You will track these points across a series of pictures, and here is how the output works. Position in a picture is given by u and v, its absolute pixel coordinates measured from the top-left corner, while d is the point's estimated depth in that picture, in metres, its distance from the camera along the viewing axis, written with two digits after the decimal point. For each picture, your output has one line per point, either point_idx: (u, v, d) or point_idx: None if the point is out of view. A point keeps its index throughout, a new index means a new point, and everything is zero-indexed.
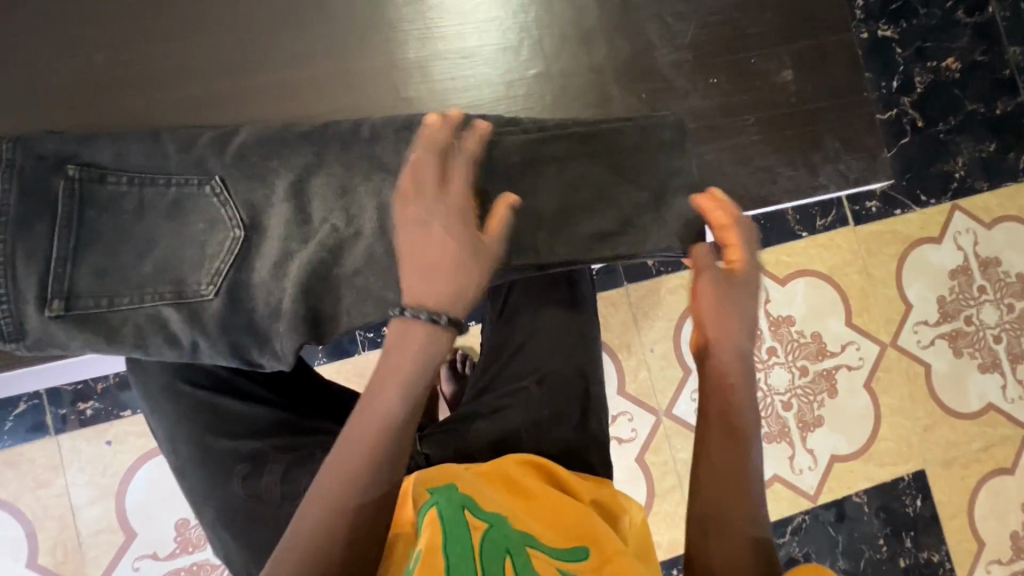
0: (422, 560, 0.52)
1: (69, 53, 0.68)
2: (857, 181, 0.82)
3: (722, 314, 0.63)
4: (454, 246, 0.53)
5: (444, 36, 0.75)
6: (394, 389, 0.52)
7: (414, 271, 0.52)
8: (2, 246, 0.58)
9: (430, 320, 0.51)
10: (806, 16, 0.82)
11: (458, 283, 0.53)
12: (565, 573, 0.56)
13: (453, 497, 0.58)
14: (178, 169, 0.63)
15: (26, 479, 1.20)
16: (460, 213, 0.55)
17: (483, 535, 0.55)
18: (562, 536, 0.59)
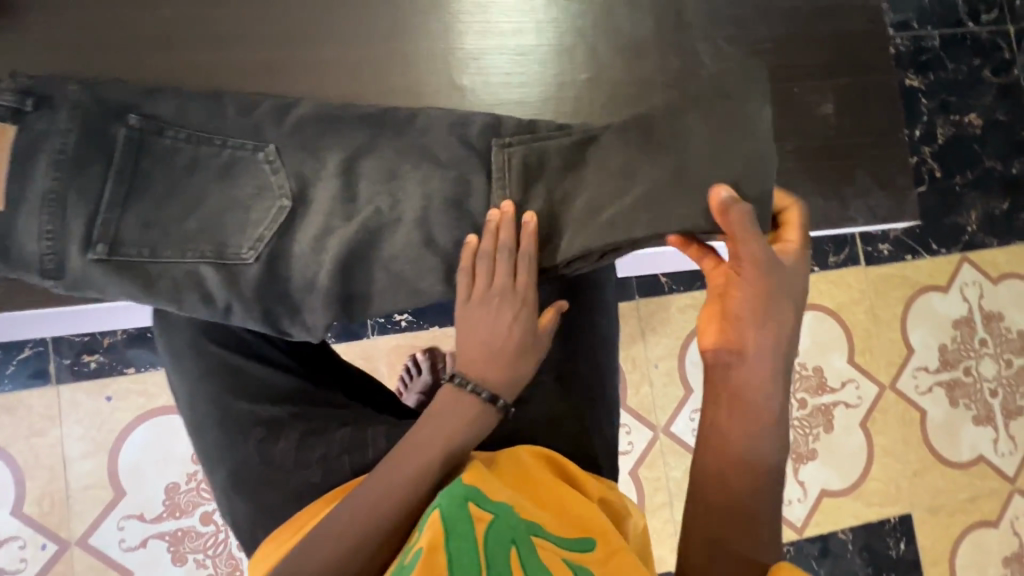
0: (423, 558, 0.50)
1: (139, 6, 0.69)
2: (885, 219, 0.84)
3: (769, 312, 0.61)
4: (504, 334, 0.62)
5: (503, 32, 0.77)
6: (437, 448, 0.60)
7: (470, 350, 0.62)
8: (55, 184, 0.58)
9: (477, 394, 0.61)
10: (851, 55, 0.84)
11: (504, 367, 0.62)
12: (571, 563, 0.55)
13: (455, 495, 0.57)
14: (236, 133, 0.64)
15: (22, 426, 1.19)
16: (515, 307, 0.62)
17: (488, 527, 0.54)
18: (566, 529, 0.59)
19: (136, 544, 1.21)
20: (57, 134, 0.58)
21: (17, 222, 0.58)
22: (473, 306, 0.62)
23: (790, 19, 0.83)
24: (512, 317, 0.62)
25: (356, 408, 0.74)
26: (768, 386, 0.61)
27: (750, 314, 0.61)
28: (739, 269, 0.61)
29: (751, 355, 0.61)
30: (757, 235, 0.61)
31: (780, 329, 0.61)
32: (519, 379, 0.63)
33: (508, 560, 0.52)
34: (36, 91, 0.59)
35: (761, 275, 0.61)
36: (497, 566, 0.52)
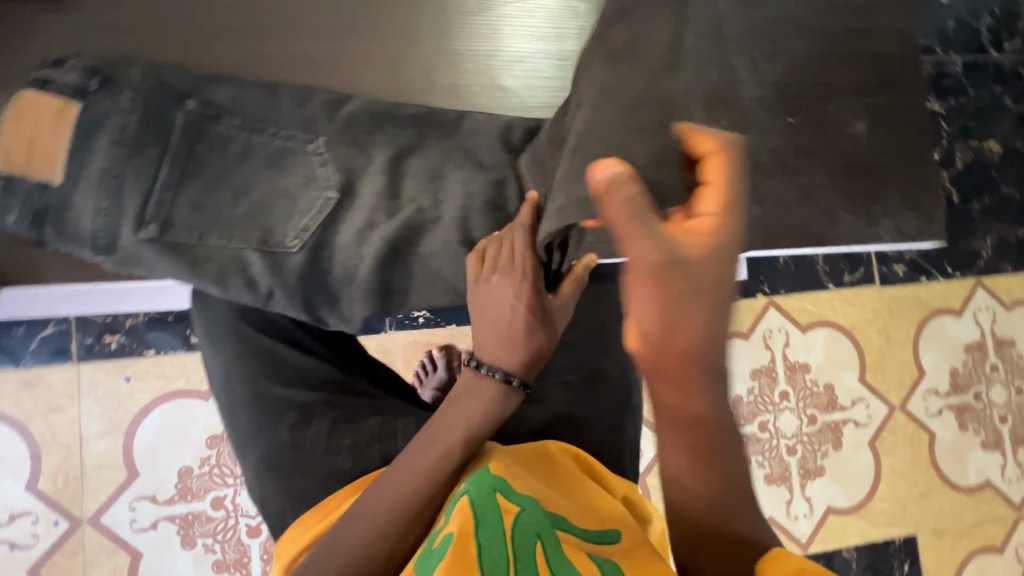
0: (453, 545, 0.52)
1: None
2: (911, 238, 0.85)
3: (690, 313, 0.50)
4: (509, 311, 0.60)
5: (547, 36, 0.79)
6: (456, 433, 0.61)
7: (483, 336, 0.62)
8: (114, 164, 0.60)
9: (503, 378, 0.61)
10: (884, 75, 0.86)
11: (519, 345, 0.61)
12: (594, 556, 0.56)
13: (485, 484, 0.58)
14: (288, 124, 0.66)
15: (42, 402, 1.20)
16: (519, 281, 0.60)
17: (516, 518, 0.55)
18: (591, 523, 0.60)
19: (146, 526, 1.21)
20: (118, 115, 0.60)
21: (74, 198, 0.59)
22: (478, 286, 0.62)
23: (826, 38, 0.85)
24: (518, 292, 0.60)
25: (386, 398, 0.75)
26: (705, 390, 0.52)
27: (665, 326, 0.50)
28: (635, 280, 0.50)
29: (681, 368, 0.51)
30: (641, 218, 0.49)
31: (709, 324, 0.50)
32: (535, 353, 0.61)
33: (533, 554, 0.53)
34: (101, 72, 0.61)
35: (664, 277, 0.49)
36: (524, 558, 0.52)
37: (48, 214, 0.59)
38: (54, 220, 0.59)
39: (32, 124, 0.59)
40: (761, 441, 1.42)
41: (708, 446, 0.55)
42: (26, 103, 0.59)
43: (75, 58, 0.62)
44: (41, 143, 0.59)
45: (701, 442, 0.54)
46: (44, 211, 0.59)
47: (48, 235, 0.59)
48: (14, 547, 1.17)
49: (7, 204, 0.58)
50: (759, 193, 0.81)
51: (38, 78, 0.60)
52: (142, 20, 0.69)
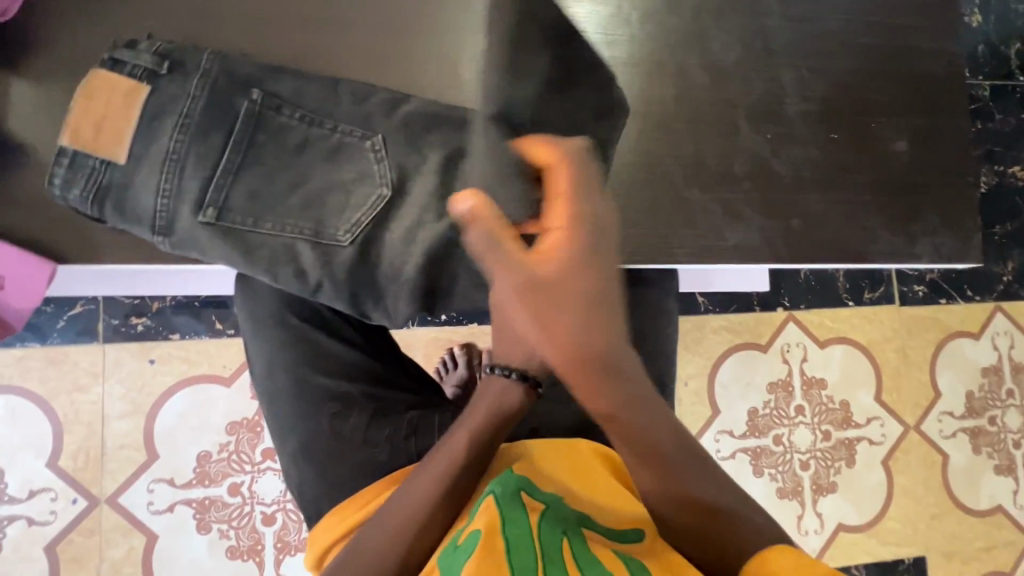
0: (482, 539, 0.51)
1: None
2: (948, 258, 0.85)
3: (579, 327, 0.46)
4: None
5: (598, 41, 0.79)
6: (462, 430, 0.62)
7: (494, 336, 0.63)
8: (178, 146, 0.60)
9: (501, 373, 0.61)
10: (927, 96, 0.86)
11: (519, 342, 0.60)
12: (619, 553, 0.56)
13: (507, 484, 0.59)
14: (347, 118, 0.67)
15: (66, 380, 1.17)
16: None
17: (540, 517, 0.56)
18: (615, 522, 0.60)
19: (163, 508, 1.18)
20: (187, 99, 0.61)
21: (136, 177, 0.60)
22: None
23: (872, 56, 0.85)
24: None
25: (422, 393, 0.76)
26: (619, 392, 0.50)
27: (556, 349, 0.47)
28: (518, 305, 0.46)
29: (586, 377, 0.48)
30: (498, 246, 0.46)
31: (604, 329, 0.47)
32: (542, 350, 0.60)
33: (561, 548, 0.53)
34: (170, 56, 0.62)
35: (535, 293, 0.46)
36: (552, 552, 0.52)
37: (109, 191, 0.60)
38: (115, 198, 0.60)
39: (102, 102, 0.60)
40: (775, 454, 1.43)
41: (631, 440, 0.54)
42: (97, 81, 0.60)
43: (146, 40, 0.63)
44: (108, 121, 0.60)
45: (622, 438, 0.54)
46: (106, 188, 0.60)
47: (108, 212, 0.60)
48: (32, 522, 1.14)
49: (71, 178, 0.59)
50: (800, 207, 0.82)
51: (109, 57, 0.61)
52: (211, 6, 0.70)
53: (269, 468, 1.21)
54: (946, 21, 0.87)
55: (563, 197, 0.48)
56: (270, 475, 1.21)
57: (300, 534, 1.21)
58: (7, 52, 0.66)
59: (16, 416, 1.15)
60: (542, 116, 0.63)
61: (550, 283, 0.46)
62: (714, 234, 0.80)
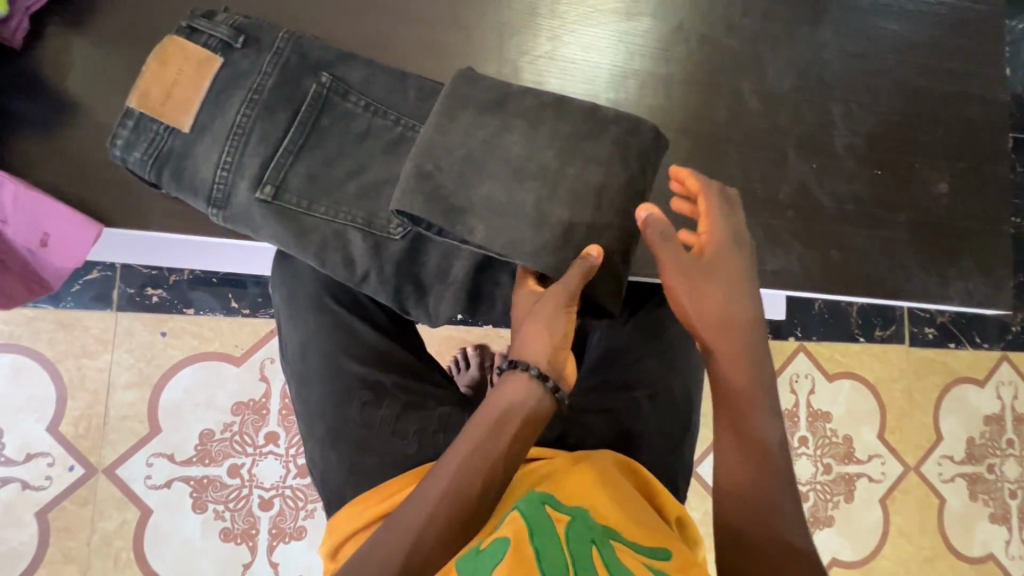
0: (512, 546, 0.49)
1: None
2: (978, 303, 0.86)
3: (729, 302, 0.61)
4: (530, 324, 0.59)
5: (657, 56, 0.80)
6: (471, 437, 0.56)
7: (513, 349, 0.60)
8: (245, 121, 0.64)
9: (510, 365, 0.58)
10: (967, 141, 0.87)
11: (530, 342, 0.58)
12: (651, 567, 0.53)
13: (532, 498, 0.56)
14: (411, 111, 0.69)
15: (75, 345, 1.14)
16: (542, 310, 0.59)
17: (568, 527, 0.54)
18: (644, 538, 0.57)
19: (160, 484, 1.15)
20: (258, 75, 0.64)
21: (197, 148, 0.63)
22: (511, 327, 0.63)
23: (918, 98, 0.86)
24: (536, 314, 0.59)
25: (452, 391, 0.75)
26: (750, 370, 0.60)
27: (701, 315, 0.61)
28: (675, 281, 0.60)
29: (722, 342, 0.60)
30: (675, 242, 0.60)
31: (746, 313, 0.61)
32: (555, 335, 0.58)
33: (592, 558, 0.51)
34: (246, 31, 0.65)
35: (694, 275, 0.60)
36: (583, 561, 0.50)
37: (170, 158, 0.62)
38: (174, 165, 0.62)
39: (174, 68, 0.62)
40: None
41: (745, 428, 0.60)
42: (171, 47, 0.62)
43: (223, 12, 0.66)
44: (177, 89, 0.62)
45: (735, 419, 0.60)
46: (167, 153, 0.62)
47: (166, 178, 0.63)
48: (26, 487, 1.11)
49: (135, 141, 0.62)
50: (837, 238, 0.82)
51: (187, 26, 0.63)
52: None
53: (271, 452, 1.17)
54: (991, 70, 0.88)
55: (716, 217, 0.62)
56: (271, 459, 1.18)
57: (297, 521, 1.17)
58: (75, 9, 0.66)
59: (21, 377, 1.12)
60: (599, 138, 0.67)
61: (706, 266, 0.61)
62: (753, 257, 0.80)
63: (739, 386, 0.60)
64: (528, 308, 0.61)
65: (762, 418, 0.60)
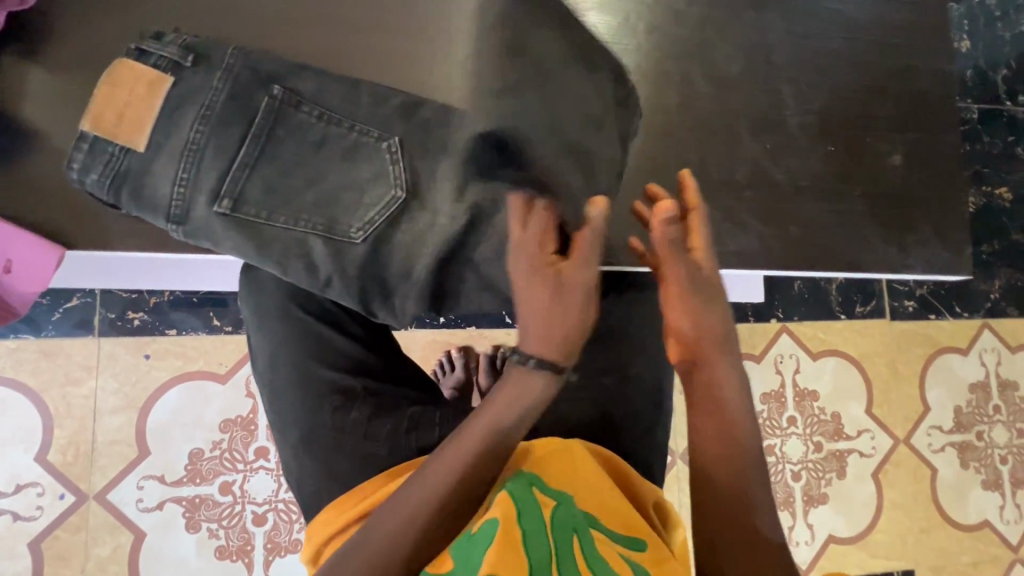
0: (499, 528, 0.51)
1: None
2: (939, 270, 0.87)
3: (719, 314, 0.62)
4: (557, 312, 0.56)
5: (605, 48, 0.82)
6: (486, 419, 0.56)
7: (538, 339, 0.56)
8: (199, 136, 0.65)
9: (540, 365, 0.56)
10: (918, 112, 0.89)
11: (561, 336, 0.56)
12: (626, 557, 0.55)
13: (522, 477, 0.58)
14: (364, 118, 0.70)
15: (59, 373, 1.14)
16: (567, 294, 0.56)
17: (553, 512, 0.55)
18: (621, 525, 0.58)
19: (153, 506, 1.15)
20: (209, 91, 0.65)
21: (154, 166, 0.64)
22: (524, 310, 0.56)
23: (867, 74, 0.88)
24: (561, 298, 0.56)
25: (422, 391, 0.77)
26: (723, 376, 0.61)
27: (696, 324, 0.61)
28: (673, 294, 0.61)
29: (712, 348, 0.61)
30: (678, 256, 0.61)
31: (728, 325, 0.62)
32: (582, 323, 0.57)
33: (571, 546, 0.52)
34: (196, 49, 0.66)
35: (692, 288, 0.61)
36: (564, 549, 0.52)
37: (127, 178, 0.64)
38: (132, 184, 0.64)
39: (126, 90, 0.64)
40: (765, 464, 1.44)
41: (731, 433, 0.59)
42: (122, 70, 0.64)
43: (172, 33, 0.67)
44: (129, 110, 0.64)
45: (720, 422, 0.60)
46: (124, 173, 0.64)
47: (125, 198, 0.64)
48: (17, 517, 1.11)
49: (91, 163, 0.63)
50: (796, 215, 0.84)
51: (137, 48, 0.65)
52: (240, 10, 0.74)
53: (261, 467, 1.18)
54: (935, 43, 0.91)
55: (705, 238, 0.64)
56: (262, 475, 1.18)
57: (291, 535, 1.18)
58: (29, 40, 0.67)
59: (6, 409, 1.12)
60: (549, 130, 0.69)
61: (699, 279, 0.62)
62: (714, 239, 0.81)
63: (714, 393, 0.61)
64: (546, 289, 0.56)
65: (737, 425, 0.60)
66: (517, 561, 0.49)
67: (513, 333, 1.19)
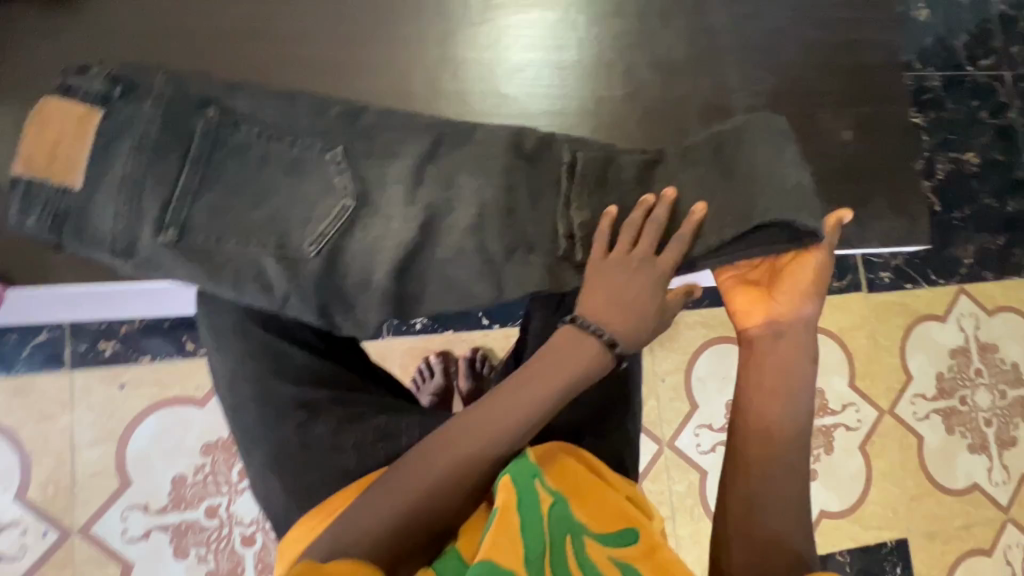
0: (497, 517, 0.51)
1: (213, 12, 0.74)
2: (898, 242, 0.88)
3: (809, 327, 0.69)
4: (633, 284, 0.63)
5: (547, 45, 0.82)
6: (536, 389, 0.59)
7: (605, 301, 0.61)
8: (136, 167, 0.64)
9: (597, 332, 0.60)
10: (866, 85, 0.89)
11: (629, 315, 0.61)
12: (615, 562, 0.53)
13: (526, 465, 0.57)
14: (305, 132, 0.70)
15: (33, 410, 1.13)
16: (645, 270, 0.63)
17: (551, 507, 0.54)
18: (612, 527, 0.57)
19: (138, 536, 1.14)
20: (141, 121, 0.64)
21: (93, 201, 0.63)
22: (605, 270, 0.63)
23: (813, 52, 0.88)
24: (641, 273, 0.63)
25: (386, 398, 0.76)
26: (799, 357, 0.68)
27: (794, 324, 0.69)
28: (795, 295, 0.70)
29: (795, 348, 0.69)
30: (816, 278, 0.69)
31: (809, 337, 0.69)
32: (644, 303, 0.62)
33: (563, 548, 0.52)
34: (123, 79, 0.65)
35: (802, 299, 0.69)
36: (557, 548, 0.52)
37: (67, 218, 0.63)
38: (73, 223, 0.63)
39: (56, 128, 0.63)
40: None
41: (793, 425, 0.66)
42: (51, 109, 0.63)
43: (98, 65, 0.66)
44: (61, 148, 0.63)
45: (789, 407, 0.67)
46: (64, 213, 0.63)
47: (67, 238, 0.63)
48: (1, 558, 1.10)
49: (28, 206, 0.63)
50: None
51: (63, 83, 0.64)
52: (175, 31, 0.73)
53: (246, 488, 1.17)
54: (878, 16, 0.91)
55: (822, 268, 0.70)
56: (247, 495, 1.17)
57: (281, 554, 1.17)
58: None
59: None
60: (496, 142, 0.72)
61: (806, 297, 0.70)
62: None
63: (786, 371, 0.68)
64: (643, 272, 0.63)
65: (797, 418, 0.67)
66: (511, 553, 0.49)
67: (490, 334, 1.19)
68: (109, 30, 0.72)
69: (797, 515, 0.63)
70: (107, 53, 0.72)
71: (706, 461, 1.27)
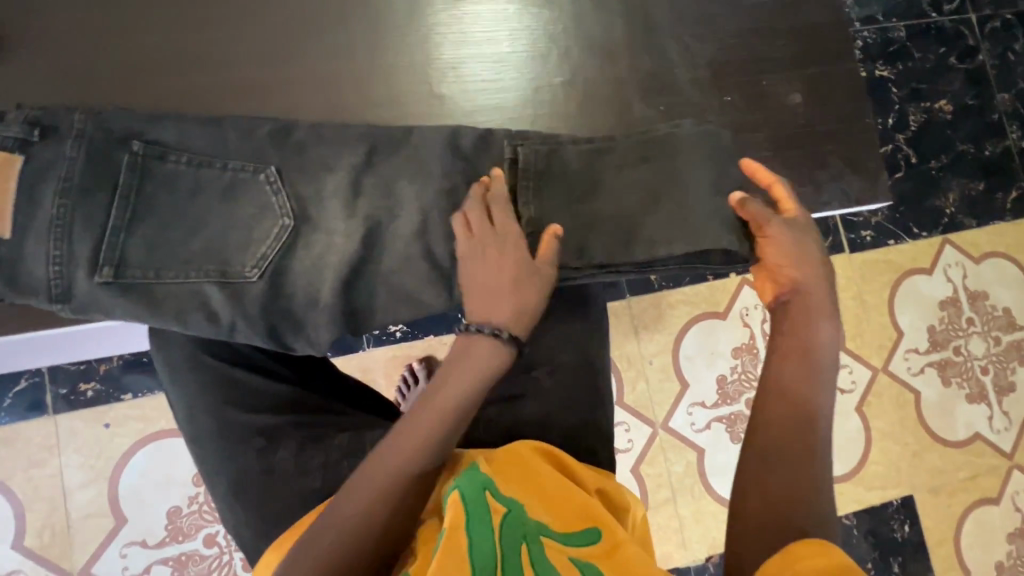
0: (445, 537, 0.50)
1: (133, 45, 0.73)
2: (857, 201, 0.86)
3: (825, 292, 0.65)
4: (503, 268, 0.61)
5: (478, 40, 0.80)
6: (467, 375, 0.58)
7: (481, 297, 0.60)
8: (63, 209, 0.63)
9: (493, 333, 0.58)
10: (813, 45, 0.87)
11: (512, 304, 0.60)
12: (577, 560, 0.52)
13: (476, 479, 0.56)
14: (235, 155, 0.69)
15: (20, 458, 1.13)
16: (502, 249, 0.62)
17: (502, 518, 0.53)
18: (574, 526, 0.56)
19: (139, 572, 1.14)
20: (62, 162, 0.63)
21: (24, 249, 0.62)
22: (470, 263, 0.62)
23: (755, 16, 0.86)
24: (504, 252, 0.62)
25: (352, 415, 0.75)
26: (818, 317, 0.65)
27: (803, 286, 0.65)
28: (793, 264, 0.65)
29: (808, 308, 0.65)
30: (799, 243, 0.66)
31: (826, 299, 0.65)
32: (518, 286, 0.61)
33: (518, 556, 0.50)
34: (42, 122, 0.64)
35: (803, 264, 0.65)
36: (511, 558, 0.50)
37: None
38: (6, 272, 0.62)
39: None
40: None
41: (810, 391, 0.62)
42: None
43: (15, 110, 0.65)
44: None
45: (805, 369, 0.63)
46: None
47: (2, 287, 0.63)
48: None
49: None
50: None
51: None
52: (96, 68, 0.73)
53: None
54: None
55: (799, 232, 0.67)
56: None
57: None
58: None
59: None
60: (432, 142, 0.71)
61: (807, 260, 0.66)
62: None
63: (806, 335, 0.64)
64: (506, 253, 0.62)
65: (813, 381, 0.63)
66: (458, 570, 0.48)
67: None
68: (29, 72, 0.71)
69: (815, 482, 0.58)
70: (30, 97, 0.71)
71: (700, 438, 1.26)
